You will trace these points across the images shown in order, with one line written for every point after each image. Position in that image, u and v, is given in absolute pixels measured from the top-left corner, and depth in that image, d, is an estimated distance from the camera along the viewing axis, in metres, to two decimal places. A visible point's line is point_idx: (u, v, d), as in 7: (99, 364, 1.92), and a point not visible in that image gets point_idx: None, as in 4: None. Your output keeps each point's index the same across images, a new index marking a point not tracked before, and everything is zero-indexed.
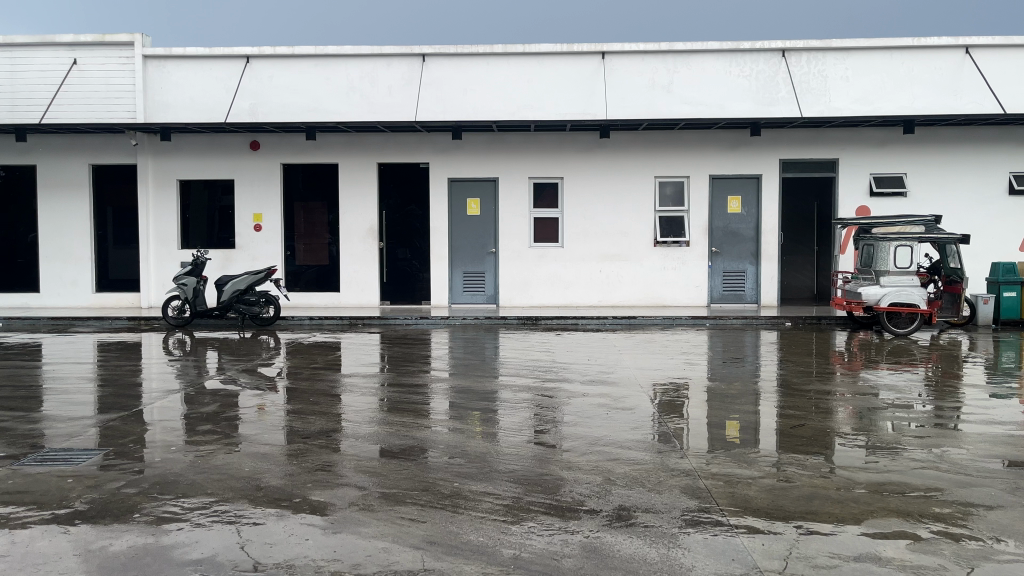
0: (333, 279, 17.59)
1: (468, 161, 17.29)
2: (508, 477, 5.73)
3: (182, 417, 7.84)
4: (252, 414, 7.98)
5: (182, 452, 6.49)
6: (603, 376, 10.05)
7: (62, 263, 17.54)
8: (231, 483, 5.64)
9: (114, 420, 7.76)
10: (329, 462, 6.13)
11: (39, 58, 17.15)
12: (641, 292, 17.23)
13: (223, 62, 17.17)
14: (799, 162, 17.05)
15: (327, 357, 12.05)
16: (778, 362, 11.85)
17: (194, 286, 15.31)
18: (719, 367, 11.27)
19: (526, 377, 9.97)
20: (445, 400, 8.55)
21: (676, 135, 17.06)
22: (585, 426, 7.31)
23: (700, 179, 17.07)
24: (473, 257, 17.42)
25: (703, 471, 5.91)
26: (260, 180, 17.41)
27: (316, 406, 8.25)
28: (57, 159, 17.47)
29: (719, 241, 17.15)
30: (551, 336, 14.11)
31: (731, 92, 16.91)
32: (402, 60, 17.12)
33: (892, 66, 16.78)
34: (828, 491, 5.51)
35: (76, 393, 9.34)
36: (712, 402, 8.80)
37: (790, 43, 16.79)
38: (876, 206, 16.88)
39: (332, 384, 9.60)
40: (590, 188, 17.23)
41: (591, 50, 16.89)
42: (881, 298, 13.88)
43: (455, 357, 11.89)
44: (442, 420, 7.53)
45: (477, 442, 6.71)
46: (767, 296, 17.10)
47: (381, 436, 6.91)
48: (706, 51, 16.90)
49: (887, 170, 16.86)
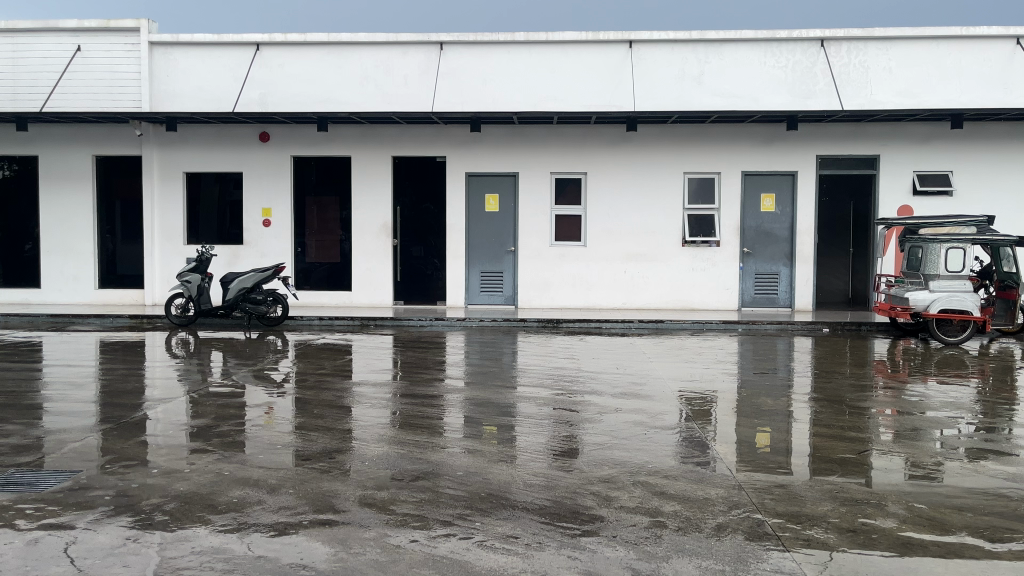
0: (345, 277, 16.82)
1: (487, 155, 16.46)
2: (538, 516, 4.88)
3: (172, 431, 7.04)
4: (251, 428, 7.16)
5: (165, 474, 5.68)
6: (635, 388, 9.16)
7: (64, 257, 16.89)
8: (217, 519, 4.82)
9: (97, 434, 6.97)
10: (333, 492, 5.30)
11: (42, 45, 16.49)
12: (668, 294, 16.35)
13: (233, 50, 16.43)
14: (837, 159, 16.11)
15: (336, 361, 11.24)
16: (820, 373, 10.94)
17: (198, 284, 14.61)
18: (757, 377, 10.37)
19: (549, 388, 9.12)
20: (463, 415, 7.69)
21: (706, 129, 16.16)
22: (621, 450, 6.43)
23: (731, 175, 16.17)
24: (491, 255, 16.61)
25: (764, 509, 5.06)
26: (269, 173, 16.68)
27: (322, 420, 7.43)
28: (60, 150, 16.81)
29: (751, 241, 16.24)
30: (574, 340, 13.26)
31: (767, 84, 15.97)
32: (419, 48, 16.32)
33: (938, 57, 15.77)
34: (921, 539, 4.62)
35: (66, 400, 8.59)
36: (759, 419, 7.91)
37: (829, 32, 15.84)
38: (918, 206, 15.90)
39: (340, 393, 8.77)
40: (615, 184, 16.35)
41: (618, 38, 15.99)
42: (930, 304, 12.88)
43: (472, 363, 11.06)
44: (460, 440, 6.70)
45: (501, 467, 5.88)
46: (802, 300, 16.19)
47: (391, 458, 6.09)
48: (739, 41, 15.99)
49: (931, 167, 15.88)
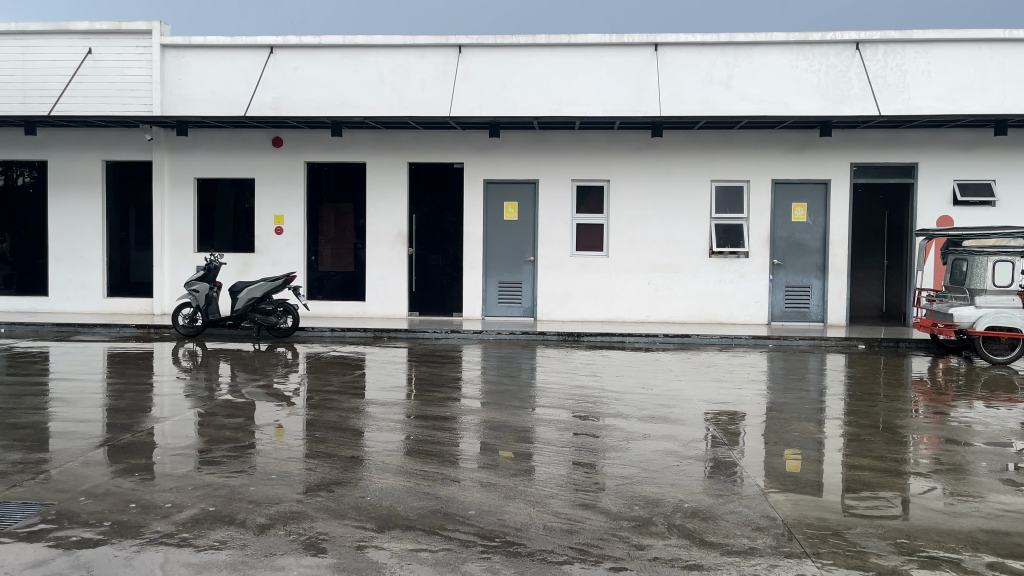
0: (358, 287, 16.29)
1: (507, 162, 15.90)
2: (559, 569, 4.25)
3: (161, 455, 6.47)
4: (246, 453, 6.57)
5: (143, 510, 5.10)
6: (663, 411, 8.48)
7: (72, 265, 16.52)
8: (189, 568, 4.23)
9: (80, 458, 6.42)
10: (328, 534, 4.70)
11: (53, 47, 16.17)
12: (694, 308, 15.67)
13: (246, 53, 16.00)
14: (873, 167, 15.38)
15: (345, 377, 10.67)
16: (861, 394, 10.22)
17: (206, 293, 14.16)
18: (794, 399, 9.66)
19: (571, 409, 8.49)
20: (479, 440, 7.07)
21: (735, 135, 15.50)
22: (653, 484, 5.78)
23: (761, 183, 15.49)
24: (509, 265, 16.02)
25: (819, 562, 4.39)
26: (282, 179, 16.22)
27: (324, 445, 6.83)
28: (69, 155, 16.47)
29: (781, 253, 15.53)
30: (596, 355, 12.62)
31: (799, 89, 15.29)
32: (436, 51, 15.78)
33: (980, 60, 14.99)
34: None
35: (55, 417, 8.07)
36: (801, 447, 7.21)
37: (865, 34, 15.10)
38: (959, 216, 15.12)
39: (346, 414, 8.17)
40: (639, 192, 15.72)
41: (643, 41, 15.37)
42: (976, 320, 12.07)
43: (489, 380, 10.44)
44: (475, 470, 6.08)
45: (518, 505, 5.26)
46: (835, 314, 15.44)
47: (397, 492, 5.48)
48: (770, 43, 15.31)
49: (973, 176, 15.10)
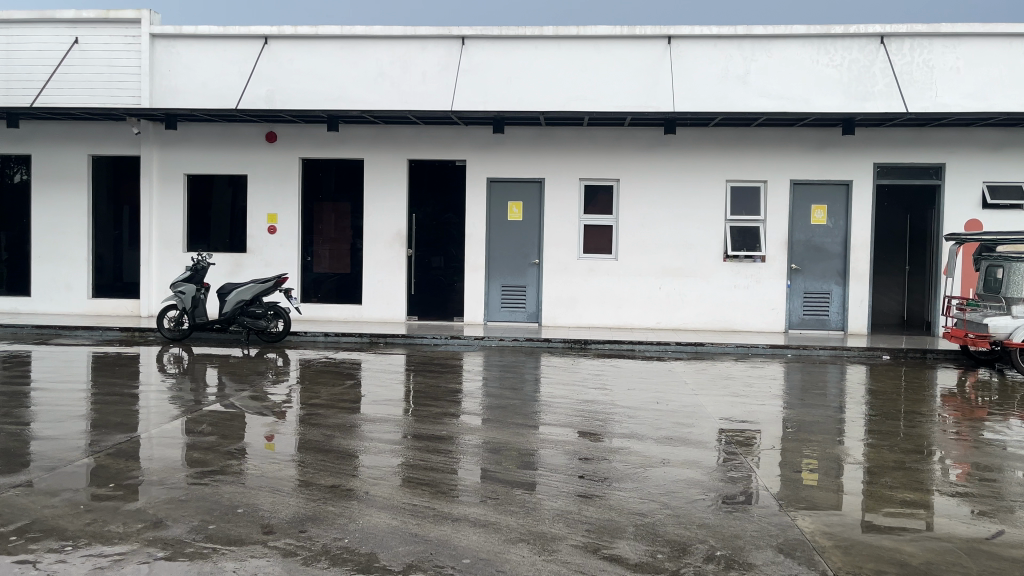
0: (355, 290, 15.56)
1: (511, 159, 15.15)
2: None
3: (115, 483, 5.69)
4: (210, 479, 5.78)
5: (80, 554, 4.34)
6: (682, 432, 7.69)
7: (57, 265, 15.81)
8: None
9: (25, 484, 5.66)
10: None
11: (39, 36, 15.48)
12: (707, 314, 14.89)
13: (239, 44, 15.28)
14: (897, 168, 14.59)
15: (334, 389, 9.89)
16: (890, 411, 9.42)
17: (192, 295, 13.44)
18: (819, 417, 8.86)
19: (578, 428, 7.70)
20: (476, 466, 6.30)
21: (752, 132, 14.73)
22: (677, 526, 4.98)
23: (779, 184, 14.72)
24: (513, 268, 15.26)
25: None
26: (276, 176, 15.50)
27: (302, 471, 6.05)
28: (54, 149, 15.76)
29: (800, 257, 14.76)
30: (604, 365, 11.82)
31: (820, 84, 14.52)
32: (438, 42, 15.06)
33: (1012, 56, 14.22)
34: None
35: (15, 432, 7.32)
36: (837, 474, 6.41)
37: (891, 28, 14.36)
38: (988, 220, 14.34)
39: (331, 433, 7.39)
40: (651, 191, 14.96)
41: (655, 33, 14.63)
42: (1014, 331, 11.26)
43: (490, 393, 9.66)
44: (470, 505, 5.30)
45: (520, 552, 4.46)
46: (856, 323, 14.65)
47: (380, 534, 4.70)
48: (789, 37, 14.54)
49: (1004, 178, 14.32)
